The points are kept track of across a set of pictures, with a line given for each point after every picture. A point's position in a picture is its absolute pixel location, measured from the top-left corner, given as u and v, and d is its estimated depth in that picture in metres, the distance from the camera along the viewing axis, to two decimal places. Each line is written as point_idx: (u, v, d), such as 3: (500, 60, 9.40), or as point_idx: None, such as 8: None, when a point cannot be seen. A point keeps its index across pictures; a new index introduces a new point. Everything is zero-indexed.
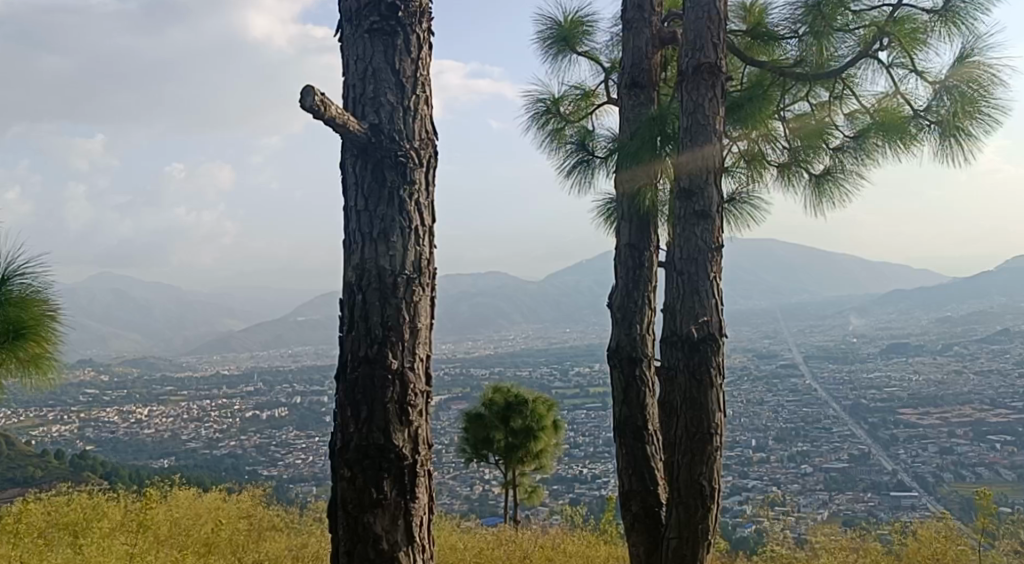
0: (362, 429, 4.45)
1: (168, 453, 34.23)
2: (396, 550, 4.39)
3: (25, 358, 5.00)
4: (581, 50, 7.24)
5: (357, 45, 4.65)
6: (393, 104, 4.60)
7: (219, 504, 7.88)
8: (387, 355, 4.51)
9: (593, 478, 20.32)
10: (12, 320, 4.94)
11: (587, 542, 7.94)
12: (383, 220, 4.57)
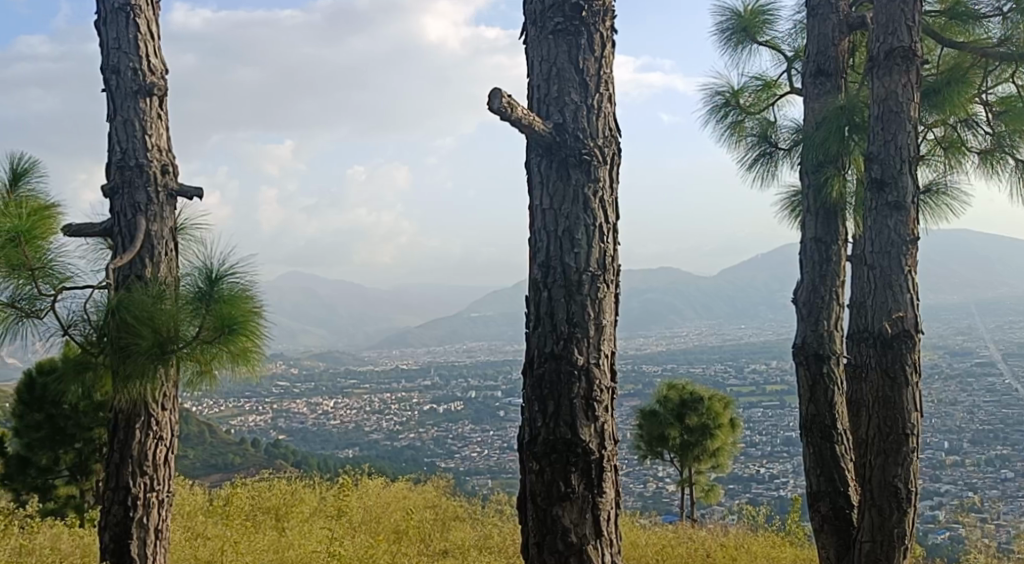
0: (549, 423, 4.54)
1: (352, 443, 35.92)
2: (585, 543, 4.44)
3: (235, 352, 5.36)
4: (762, 40, 7.08)
5: (541, 46, 4.73)
6: (578, 103, 4.66)
7: (406, 493, 8.22)
8: (572, 351, 4.57)
9: (772, 477, 19.78)
10: (225, 317, 5.34)
11: (772, 543, 7.78)
12: (568, 218, 4.63)
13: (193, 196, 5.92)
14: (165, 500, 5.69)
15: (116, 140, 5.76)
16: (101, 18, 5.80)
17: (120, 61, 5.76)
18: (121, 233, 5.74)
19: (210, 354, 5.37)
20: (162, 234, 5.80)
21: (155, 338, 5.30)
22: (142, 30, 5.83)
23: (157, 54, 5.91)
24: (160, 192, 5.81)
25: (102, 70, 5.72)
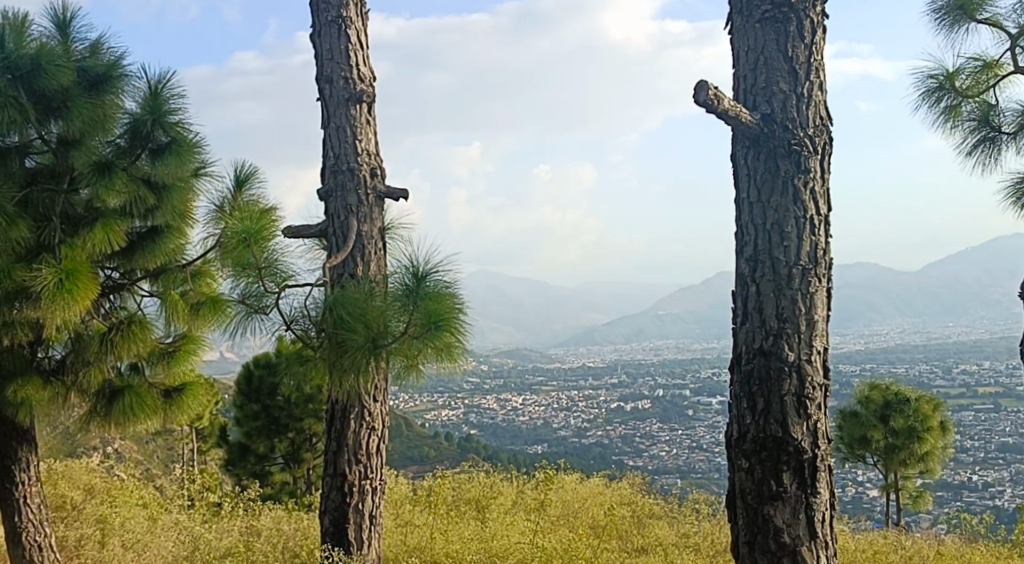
0: (759, 420, 4.44)
1: (539, 440, 36.51)
2: (799, 544, 4.33)
3: (440, 347, 5.50)
4: (981, 17, 6.63)
5: (748, 36, 4.63)
6: (786, 92, 4.54)
7: (602, 489, 8.25)
8: (783, 347, 4.45)
9: (986, 485, 18.50)
10: (431, 313, 5.48)
11: (995, 554, 7.28)
12: (777, 211, 4.52)
13: (399, 197, 6.18)
14: (378, 487, 5.96)
15: (329, 146, 6.09)
16: (316, 31, 6.14)
17: (333, 70, 6.09)
18: (334, 233, 6.04)
19: (416, 349, 5.51)
20: (371, 235, 6.08)
21: (367, 334, 5.56)
22: (352, 41, 6.13)
23: (366, 62, 6.20)
24: (369, 195, 6.10)
25: (318, 80, 6.06)
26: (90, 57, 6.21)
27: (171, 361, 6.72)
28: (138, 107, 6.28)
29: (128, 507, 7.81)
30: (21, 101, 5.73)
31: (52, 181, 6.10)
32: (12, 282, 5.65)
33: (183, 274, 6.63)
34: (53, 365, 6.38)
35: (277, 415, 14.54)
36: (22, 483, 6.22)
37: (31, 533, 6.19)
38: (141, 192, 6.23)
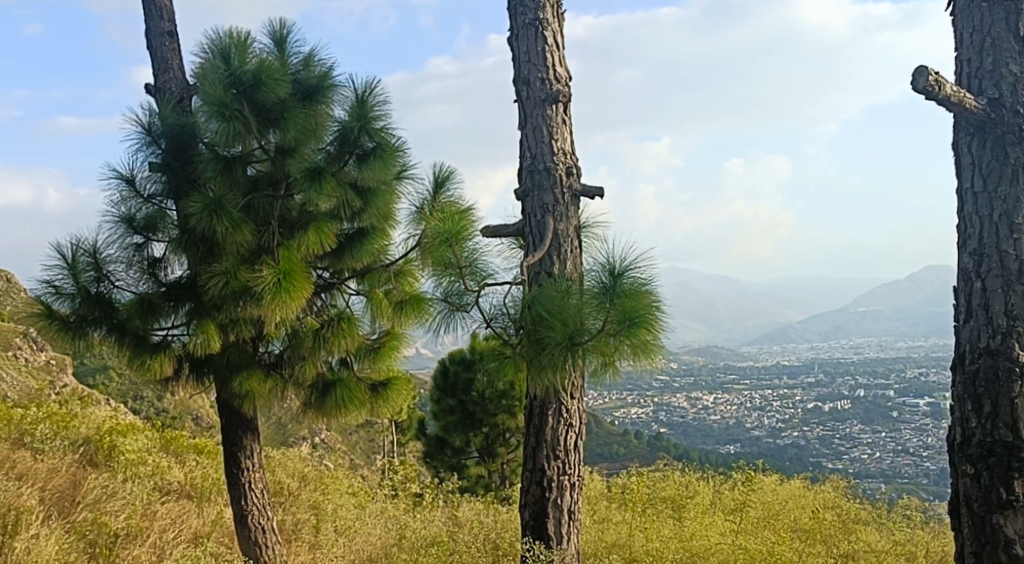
0: (986, 424, 4.19)
1: (731, 440, 35.78)
2: None
3: (637, 345, 5.47)
4: None
5: (973, 16, 4.39)
6: (1017, 75, 4.30)
7: (804, 492, 7.99)
8: (1013, 346, 4.18)
9: None
10: (628, 311, 5.45)
11: None
12: (1006, 201, 4.27)
13: (595, 195, 6.20)
14: (577, 483, 5.99)
15: (526, 147, 6.21)
16: (514, 34, 6.26)
17: (530, 72, 6.19)
18: (531, 232, 6.15)
19: (613, 346, 5.50)
20: (567, 233, 6.13)
21: (565, 331, 5.57)
22: (549, 42, 6.20)
23: (562, 63, 6.25)
24: (565, 193, 6.15)
25: (515, 83, 6.19)
26: (304, 69, 6.58)
27: (376, 356, 7.06)
28: (347, 115, 6.61)
29: (339, 495, 8.26)
30: (245, 113, 6.16)
31: (270, 188, 6.47)
32: (238, 282, 6.07)
33: (387, 274, 7.00)
34: (272, 359, 6.73)
35: (472, 409, 14.98)
36: (247, 469, 6.69)
37: (256, 516, 6.65)
38: (349, 196, 6.56)
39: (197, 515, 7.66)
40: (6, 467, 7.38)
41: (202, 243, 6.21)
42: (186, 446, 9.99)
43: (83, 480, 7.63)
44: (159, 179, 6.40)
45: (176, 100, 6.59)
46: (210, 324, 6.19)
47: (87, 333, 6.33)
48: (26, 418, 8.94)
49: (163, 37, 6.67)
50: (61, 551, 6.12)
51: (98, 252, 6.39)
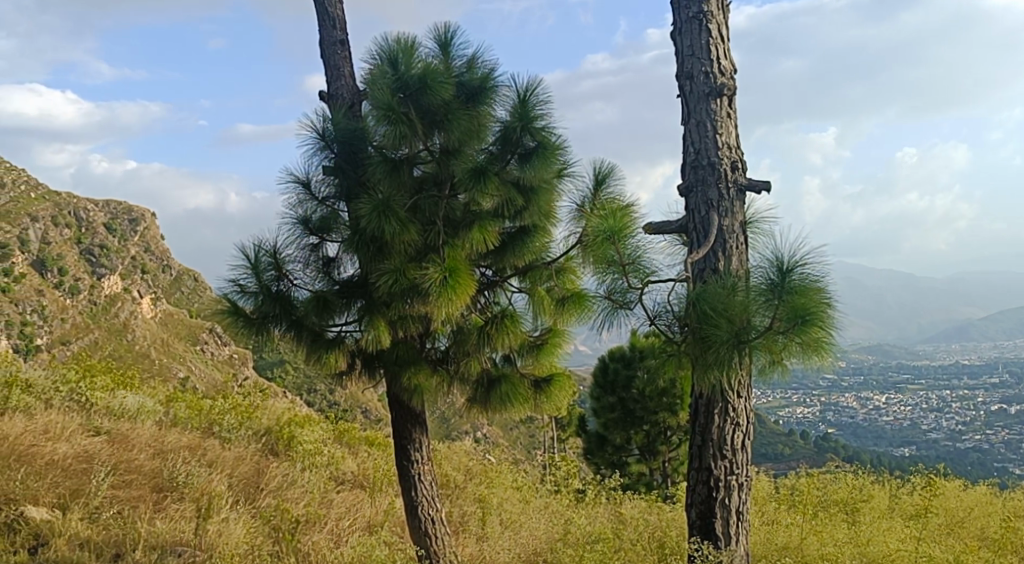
0: None
1: (907, 443, 34.08)
2: None
3: (807, 343, 5.32)
4: None
5: None
6: None
7: (991, 499, 7.53)
8: None
9: None
10: (798, 307, 5.30)
11: None
12: None
13: (761, 189, 6.05)
14: (745, 483, 5.86)
15: (690, 142, 6.12)
16: (677, 29, 6.20)
17: (694, 66, 6.11)
18: (695, 228, 6.04)
19: (782, 344, 5.37)
20: (732, 229, 6.01)
21: (731, 329, 5.46)
22: (713, 35, 6.11)
23: (727, 55, 6.13)
24: (730, 188, 6.03)
25: (678, 78, 6.11)
26: (467, 71, 6.72)
27: (539, 353, 7.14)
28: (508, 115, 6.71)
29: (503, 489, 8.43)
30: (411, 116, 6.38)
31: (435, 189, 6.64)
32: (406, 279, 6.27)
33: (549, 271, 7.05)
34: (438, 355, 6.90)
35: (632, 407, 14.93)
36: (417, 462, 6.91)
37: (425, 507, 6.86)
38: (511, 195, 6.69)
39: (370, 504, 7.99)
40: (199, 453, 7.91)
41: (372, 243, 6.41)
42: (358, 438, 10.43)
43: (266, 468, 8.10)
44: (333, 182, 6.71)
45: (347, 106, 6.86)
46: (381, 321, 6.43)
47: (269, 330, 6.70)
48: (213, 409, 9.57)
49: (335, 46, 6.97)
50: (248, 535, 6.52)
51: (277, 252, 6.77)
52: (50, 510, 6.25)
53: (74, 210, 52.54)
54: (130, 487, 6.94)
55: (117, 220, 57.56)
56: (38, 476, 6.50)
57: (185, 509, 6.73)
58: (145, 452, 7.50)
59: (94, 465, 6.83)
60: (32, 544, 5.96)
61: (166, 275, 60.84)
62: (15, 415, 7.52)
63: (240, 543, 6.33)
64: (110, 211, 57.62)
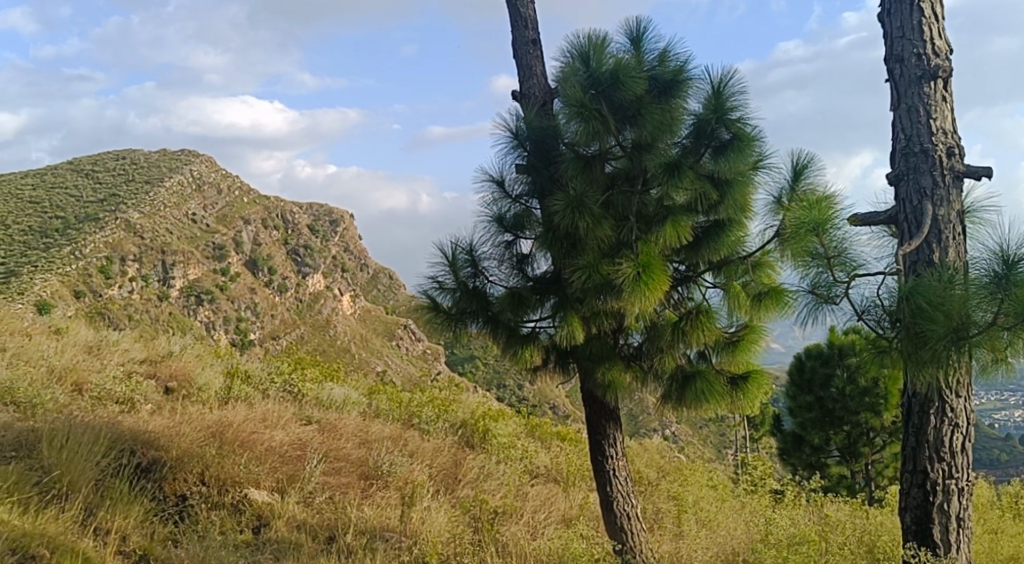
0: None
1: None
2: None
3: None
4: None
5: None
6: None
7: None
8: None
9: None
10: None
11: None
12: None
13: (982, 175, 5.67)
14: (966, 488, 5.51)
15: (900, 129, 5.81)
16: (885, 10, 5.90)
17: (904, 48, 5.79)
18: (906, 219, 5.71)
19: (1006, 341, 5.02)
20: (948, 219, 5.66)
21: (949, 325, 5.14)
22: (926, 14, 5.77)
23: (942, 35, 5.79)
24: (946, 175, 5.68)
25: (887, 61, 5.82)
26: (659, 65, 6.65)
27: (735, 350, 6.95)
28: (702, 107, 6.59)
29: (698, 487, 8.31)
30: (603, 112, 6.38)
31: (627, 184, 6.61)
32: (600, 275, 6.25)
33: (744, 265, 6.86)
34: (632, 351, 6.88)
35: (831, 406, 14.39)
36: (611, 457, 6.92)
37: (621, 503, 6.84)
38: (706, 189, 6.58)
39: (565, 498, 8.07)
40: (401, 444, 8.24)
41: (566, 239, 6.42)
42: (550, 432, 10.57)
43: (463, 459, 8.34)
44: (525, 180, 6.81)
45: (540, 105, 6.95)
46: (574, 317, 6.51)
47: (466, 325, 6.89)
48: (413, 401, 9.96)
49: (527, 46, 7.08)
50: (449, 523, 6.74)
51: (474, 250, 6.95)
52: (270, 493, 6.66)
53: (282, 213, 56.06)
54: (340, 474, 7.28)
55: (320, 222, 60.99)
56: (259, 460, 6.86)
57: (391, 497, 7.05)
58: (352, 441, 7.88)
59: (308, 452, 7.20)
60: (255, 523, 6.36)
61: (363, 274, 63.88)
62: (237, 404, 8.09)
63: (443, 531, 6.55)
64: (313, 213, 61.01)
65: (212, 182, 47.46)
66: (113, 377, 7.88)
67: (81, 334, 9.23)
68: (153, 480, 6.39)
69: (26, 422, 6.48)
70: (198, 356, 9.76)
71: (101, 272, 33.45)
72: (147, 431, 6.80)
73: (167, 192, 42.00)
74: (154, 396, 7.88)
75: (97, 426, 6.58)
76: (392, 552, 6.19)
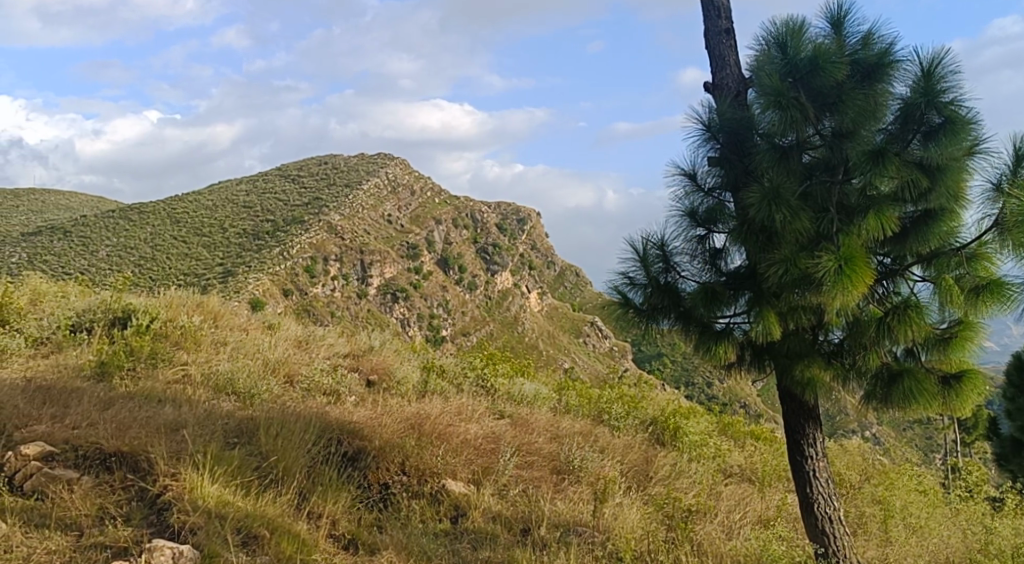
0: None
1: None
2: None
3: None
4: None
5: None
6: None
7: None
8: None
9: None
10: None
11: None
12: None
13: None
14: None
15: None
16: None
17: None
18: None
19: None
20: None
21: None
22: None
23: None
24: None
25: None
26: (862, 48, 6.34)
27: (947, 347, 6.45)
28: (910, 90, 6.24)
29: (906, 491, 7.90)
30: (802, 99, 6.16)
31: (826, 174, 6.27)
32: (798, 269, 6.02)
33: (958, 258, 6.33)
34: (832, 348, 6.54)
35: None
36: (811, 458, 6.65)
37: (822, 505, 6.57)
38: (915, 176, 6.16)
39: (761, 499, 7.86)
40: (592, 440, 8.25)
41: (762, 233, 6.24)
42: (743, 432, 10.31)
43: (655, 456, 8.27)
44: (718, 173, 6.67)
45: (733, 95, 6.76)
46: (770, 312, 6.22)
47: (658, 322, 6.80)
48: (602, 398, 9.97)
49: (720, 35, 6.91)
50: (642, 520, 6.70)
51: (665, 245, 6.85)
52: (466, 484, 6.82)
53: (472, 212, 57.53)
54: (533, 468, 7.37)
55: (508, 220, 62.21)
56: (455, 452, 7.03)
57: (583, 492, 7.09)
58: (544, 436, 7.97)
59: (501, 446, 7.32)
60: (453, 513, 6.51)
61: (548, 272, 64.68)
62: (434, 397, 8.37)
63: (636, 527, 6.50)
64: (501, 212, 62.27)
65: (405, 185, 49.34)
66: (320, 369, 8.34)
67: (290, 329, 9.81)
68: (360, 468, 6.66)
69: (246, 411, 6.94)
70: (397, 350, 10.17)
71: (306, 271, 35.25)
72: (352, 421, 7.13)
73: (365, 195, 43.98)
74: (358, 389, 8.27)
75: (308, 417, 6.96)
76: (586, 546, 6.21)
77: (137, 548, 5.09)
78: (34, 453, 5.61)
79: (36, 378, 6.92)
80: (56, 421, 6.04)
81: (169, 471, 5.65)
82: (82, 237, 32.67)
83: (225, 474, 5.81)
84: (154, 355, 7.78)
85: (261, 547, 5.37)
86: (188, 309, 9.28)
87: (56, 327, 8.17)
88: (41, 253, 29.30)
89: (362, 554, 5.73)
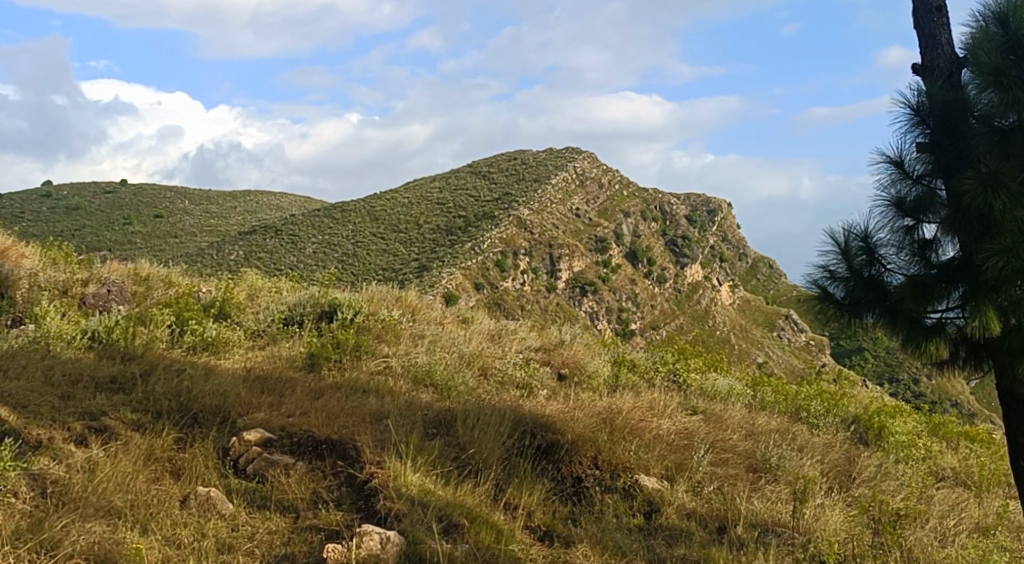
0: None
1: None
2: None
3: None
4: None
5: None
6: None
7: None
8: None
9: None
10: None
11: None
12: None
13: None
14: None
15: None
16: None
17: None
18: None
19: None
20: None
21: None
22: None
23: None
24: None
25: None
26: None
27: None
28: None
29: None
30: None
31: None
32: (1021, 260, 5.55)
33: None
34: None
35: None
36: None
37: None
38: None
39: (978, 505, 7.34)
40: (790, 437, 7.98)
41: (978, 221, 5.79)
42: (956, 432, 9.68)
43: (858, 457, 7.89)
44: (928, 158, 6.26)
45: (945, 77, 6.35)
46: (990, 307, 5.75)
47: (862, 317, 6.43)
48: (800, 394, 9.62)
49: (931, 13, 6.47)
50: (847, 523, 6.40)
51: (869, 236, 6.47)
52: (660, 480, 6.72)
53: (662, 203, 56.65)
54: (728, 465, 7.18)
55: (699, 211, 61.03)
56: (648, 447, 6.98)
57: (782, 492, 6.85)
58: (739, 433, 7.78)
59: (694, 442, 7.21)
60: (646, 508, 6.45)
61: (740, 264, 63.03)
62: (625, 392, 8.35)
63: (839, 530, 6.22)
64: (690, 203, 61.22)
65: (593, 177, 49.43)
66: (513, 363, 8.53)
67: (484, 323, 10.06)
68: (552, 461, 6.70)
69: (444, 403, 7.18)
70: (588, 345, 10.22)
71: (497, 265, 35.72)
72: (546, 414, 7.23)
73: (554, 189, 44.30)
74: (550, 382, 8.37)
75: (502, 410, 7.11)
76: (785, 548, 6.00)
77: (348, 532, 5.37)
78: (255, 439, 6.01)
79: (255, 368, 7.43)
80: (274, 410, 6.46)
81: (375, 459, 5.94)
82: (291, 237, 34.74)
83: (426, 464, 6.04)
84: (359, 347, 8.18)
85: (462, 536, 5.53)
86: (389, 302, 9.71)
87: (271, 321, 8.74)
88: (256, 253, 31.33)
89: (558, 546, 5.80)
